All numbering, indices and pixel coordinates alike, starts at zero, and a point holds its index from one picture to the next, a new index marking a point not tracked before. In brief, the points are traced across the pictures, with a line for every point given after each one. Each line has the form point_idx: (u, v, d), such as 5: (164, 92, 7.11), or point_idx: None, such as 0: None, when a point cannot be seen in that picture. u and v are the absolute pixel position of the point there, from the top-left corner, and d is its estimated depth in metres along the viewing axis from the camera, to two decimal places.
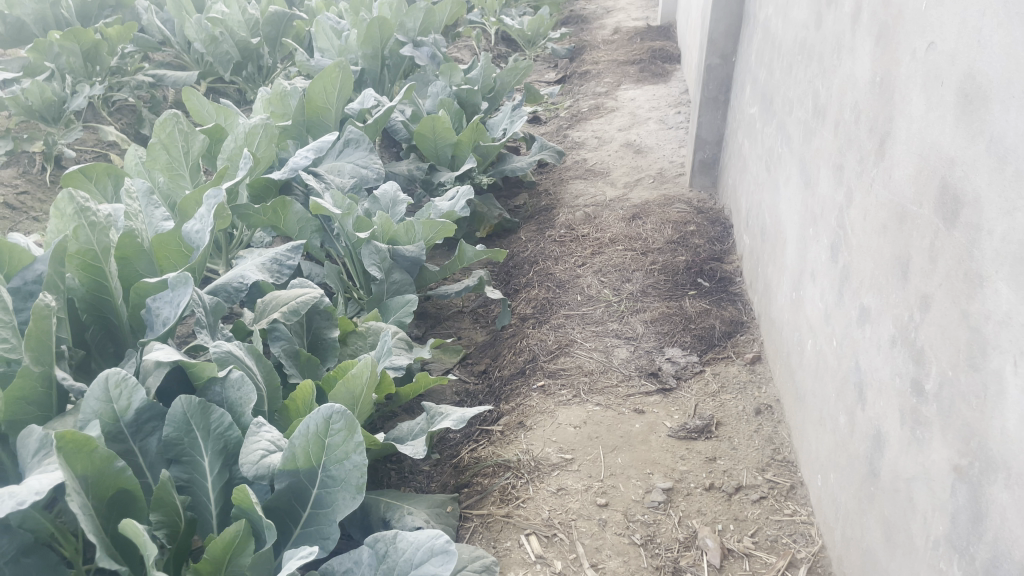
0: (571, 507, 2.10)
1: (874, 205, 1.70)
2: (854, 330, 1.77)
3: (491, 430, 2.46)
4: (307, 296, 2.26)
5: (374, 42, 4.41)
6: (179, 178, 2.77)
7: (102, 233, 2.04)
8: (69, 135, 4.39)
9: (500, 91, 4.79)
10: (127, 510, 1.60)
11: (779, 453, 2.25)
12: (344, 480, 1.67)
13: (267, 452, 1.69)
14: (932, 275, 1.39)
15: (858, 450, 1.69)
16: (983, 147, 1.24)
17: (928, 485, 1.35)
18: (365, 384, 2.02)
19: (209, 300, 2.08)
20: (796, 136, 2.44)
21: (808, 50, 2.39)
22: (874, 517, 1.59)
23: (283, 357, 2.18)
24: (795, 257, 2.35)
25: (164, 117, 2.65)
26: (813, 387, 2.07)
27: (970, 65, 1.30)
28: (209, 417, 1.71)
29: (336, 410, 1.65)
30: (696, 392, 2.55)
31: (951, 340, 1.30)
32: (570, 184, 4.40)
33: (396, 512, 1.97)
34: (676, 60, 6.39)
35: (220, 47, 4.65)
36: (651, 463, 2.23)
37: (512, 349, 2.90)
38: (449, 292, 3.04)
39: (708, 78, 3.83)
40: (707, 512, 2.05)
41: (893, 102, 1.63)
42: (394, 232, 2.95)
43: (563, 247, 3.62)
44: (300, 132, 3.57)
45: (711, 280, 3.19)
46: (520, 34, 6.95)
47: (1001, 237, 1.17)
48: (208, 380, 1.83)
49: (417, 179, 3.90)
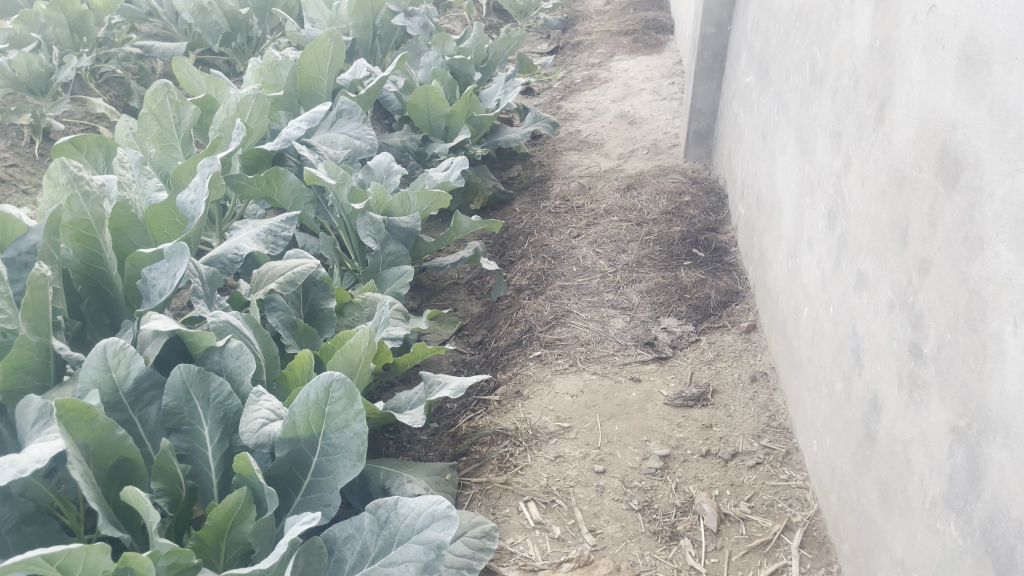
0: (569, 474, 2.11)
1: (872, 171, 1.70)
2: (851, 297, 1.78)
3: (489, 400, 2.46)
4: (304, 267, 2.24)
5: (366, 12, 4.37)
6: (172, 150, 2.75)
7: (96, 203, 2.03)
8: (58, 107, 4.34)
9: (493, 62, 4.74)
10: (128, 479, 1.60)
11: (774, 420, 2.27)
12: (344, 448, 1.68)
13: (266, 421, 1.69)
14: (932, 239, 1.39)
15: (855, 414, 1.71)
16: (985, 110, 1.23)
17: (925, 447, 1.37)
18: (363, 353, 2.03)
19: (206, 270, 2.06)
20: (793, 105, 2.43)
21: (806, 17, 2.37)
22: (870, 480, 1.61)
23: (281, 327, 2.18)
24: (791, 225, 2.35)
25: (154, 88, 2.63)
26: (809, 353, 2.09)
27: (973, 27, 1.29)
28: (208, 386, 1.71)
29: (336, 378, 1.65)
30: (692, 360, 2.56)
31: (950, 304, 1.31)
32: (564, 155, 4.39)
33: (396, 480, 1.99)
34: (669, 30, 6.34)
35: (208, 18, 4.58)
36: (649, 430, 2.25)
37: (508, 319, 2.91)
38: (444, 263, 3.04)
39: (703, 47, 3.80)
40: (704, 477, 2.07)
41: (893, 67, 1.63)
42: (389, 203, 2.94)
43: (558, 218, 3.61)
44: (291, 103, 3.53)
45: (706, 250, 3.20)
46: (513, 5, 6.86)
47: (1002, 199, 1.17)
48: (206, 350, 1.82)
49: (411, 151, 3.87)
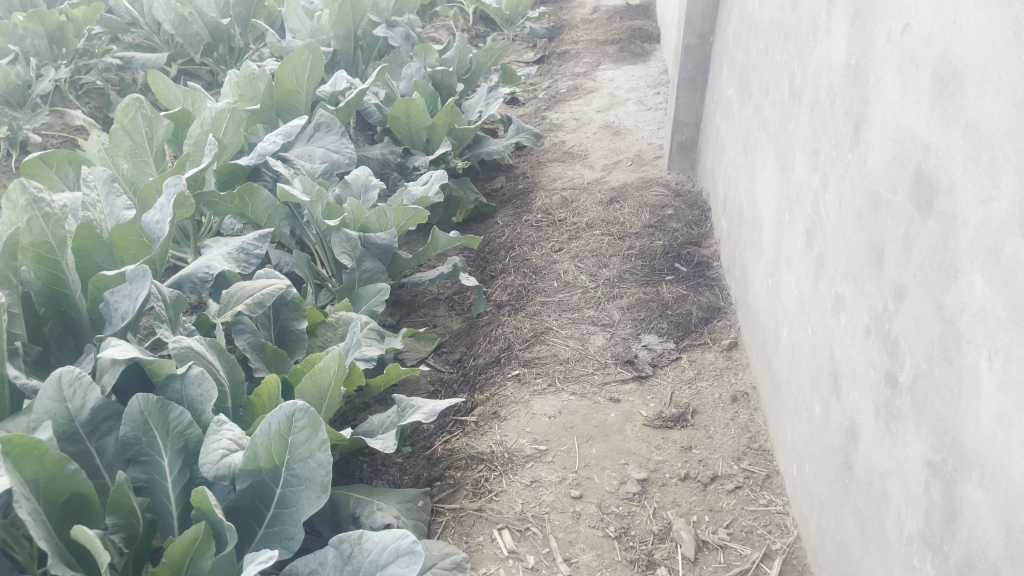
0: (544, 499, 2.06)
1: (848, 192, 1.66)
2: (829, 319, 1.74)
3: (465, 421, 2.42)
4: (273, 287, 2.20)
5: (347, 23, 4.31)
6: (144, 165, 2.69)
7: (58, 225, 1.98)
8: (36, 120, 4.28)
9: (475, 74, 4.65)
10: (81, 514, 1.55)
11: (755, 441, 2.22)
12: (308, 479, 1.63)
13: (227, 452, 1.63)
14: (907, 265, 1.35)
15: (833, 442, 1.67)
16: (959, 134, 1.19)
17: (902, 479, 1.32)
18: (332, 378, 1.98)
19: (170, 292, 2.00)
20: (772, 119, 2.40)
21: (784, 31, 2.34)
22: (847, 510, 1.57)
23: (249, 350, 2.11)
24: (771, 243, 2.32)
25: (126, 103, 2.57)
26: (789, 376, 2.05)
27: (946, 47, 1.25)
28: (168, 416, 1.66)
29: (300, 407, 1.60)
30: (672, 379, 2.52)
31: (925, 333, 1.27)
32: (548, 167, 4.35)
33: (366, 508, 1.94)
34: (655, 39, 6.31)
35: (190, 28, 4.54)
36: (627, 453, 2.21)
37: (487, 336, 2.86)
38: (423, 279, 2.99)
39: (686, 58, 3.77)
40: (682, 502, 2.03)
41: (869, 87, 1.59)
42: (365, 219, 2.87)
43: (540, 232, 3.57)
44: (269, 116, 3.47)
45: (689, 264, 3.16)
46: (499, 14, 6.82)
47: (976, 227, 1.13)
48: (167, 377, 1.77)
49: (392, 164, 3.84)
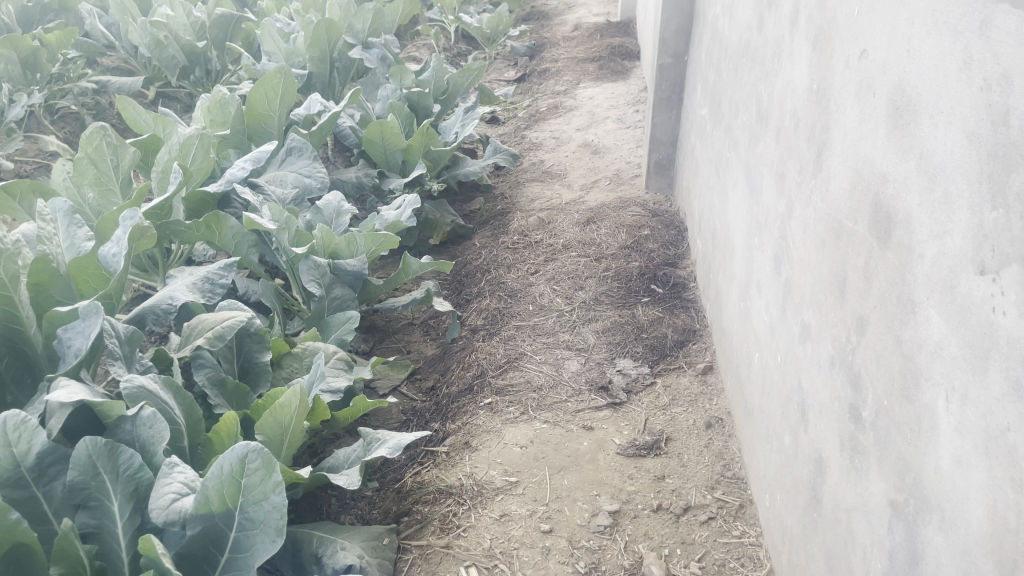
0: (513, 534, 2.02)
1: (812, 219, 1.63)
2: (797, 347, 1.70)
3: (437, 451, 2.37)
4: (235, 319, 2.15)
5: (321, 45, 4.28)
6: (110, 194, 2.62)
7: (11, 260, 1.93)
8: (9, 146, 4.22)
9: (452, 94, 4.58)
10: (23, 565, 1.49)
11: (729, 469, 2.18)
12: (262, 522, 1.59)
13: (178, 496, 1.57)
14: (867, 296, 1.32)
15: (802, 474, 1.63)
16: (914, 164, 1.16)
17: (867, 518, 1.29)
18: (294, 414, 1.93)
19: (125, 329, 1.95)
20: (742, 141, 2.38)
21: (751, 52, 2.32)
22: (817, 546, 1.52)
23: (208, 386, 2.06)
24: (742, 265, 2.29)
25: (90, 132, 2.47)
26: (760, 403, 2.01)
27: (901, 75, 1.22)
28: (117, 459, 1.61)
29: (252, 448, 1.56)
30: (647, 405, 2.48)
31: (886, 367, 1.23)
32: (526, 187, 4.32)
33: (329, 547, 1.88)
34: (635, 57, 6.32)
35: (166, 51, 4.50)
36: (599, 483, 2.16)
37: (461, 363, 2.81)
38: (395, 304, 2.95)
39: (661, 77, 3.76)
40: (654, 535, 1.99)
41: (829, 112, 1.57)
42: (336, 245, 2.84)
43: (516, 254, 3.53)
44: (241, 140, 3.40)
45: (665, 286, 3.13)
46: (479, 33, 6.80)
47: (931, 261, 1.09)
48: (118, 419, 1.72)
49: (367, 187, 3.79)
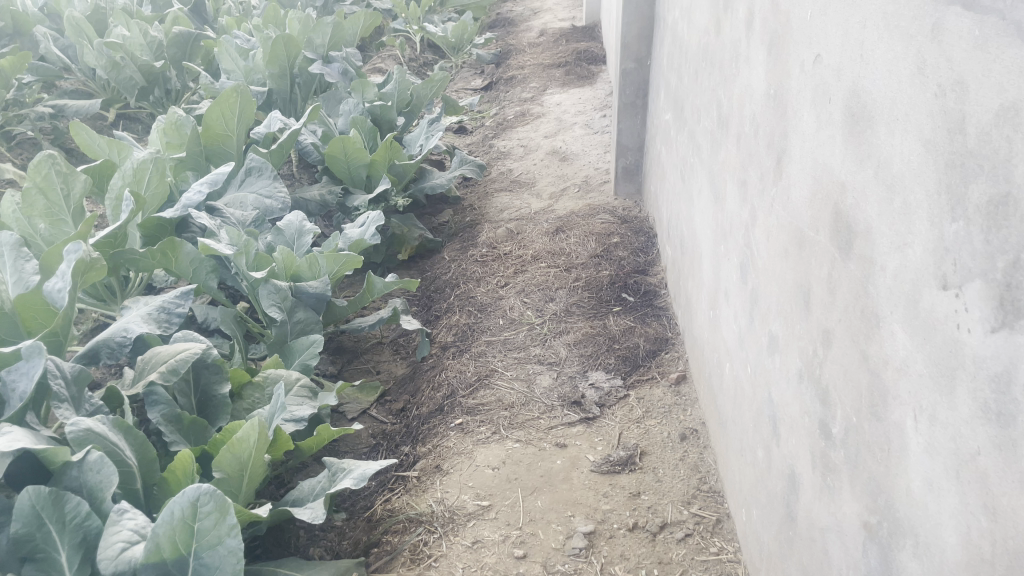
0: (486, 562, 1.96)
1: (775, 228, 1.59)
2: (765, 358, 1.66)
3: (407, 477, 2.31)
4: (189, 351, 2.07)
5: (281, 61, 4.20)
6: (62, 225, 2.47)
7: None
8: None
9: (416, 106, 4.52)
10: None
11: (704, 483, 2.14)
12: (217, 568, 1.53)
13: (127, 545, 1.49)
14: (832, 308, 1.27)
15: (777, 489, 1.58)
16: (872, 173, 1.12)
17: (841, 539, 1.24)
18: (252, 448, 1.85)
19: (71, 367, 1.88)
20: (704, 147, 2.34)
21: (710, 56, 2.29)
22: (793, 563, 1.48)
23: (163, 423, 1.99)
24: (710, 272, 2.25)
25: (37, 161, 2.34)
26: (733, 415, 1.96)
27: (855, 81, 1.19)
28: (63, 508, 1.54)
29: (204, 491, 1.49)
30: (620, 419, 2.43)
31: (853, 384, 1.19)
32: (495, 198, 4.26)
33: None
34: (601, 61, 6.29)
35: (122, 73, 4.40)
36: (573, 504, 2.10)
37: (431, 382, 2.75)
38: (362, 325, 2.88)
39: (625, 83, 3.73)
40: (631, 556, 1.93)
41: (787, 118, 1.53)
42: (297, 267, 2.78)
43: (486, 267, 3.47)
44: (198, 162, 3.28)
45: (636, 294, 3.09)
46: (444, 42, 6.73)
47: (893, 274, 1.05)
48: (63, 465, 1.65)
49: (331, 204, 3.73)
